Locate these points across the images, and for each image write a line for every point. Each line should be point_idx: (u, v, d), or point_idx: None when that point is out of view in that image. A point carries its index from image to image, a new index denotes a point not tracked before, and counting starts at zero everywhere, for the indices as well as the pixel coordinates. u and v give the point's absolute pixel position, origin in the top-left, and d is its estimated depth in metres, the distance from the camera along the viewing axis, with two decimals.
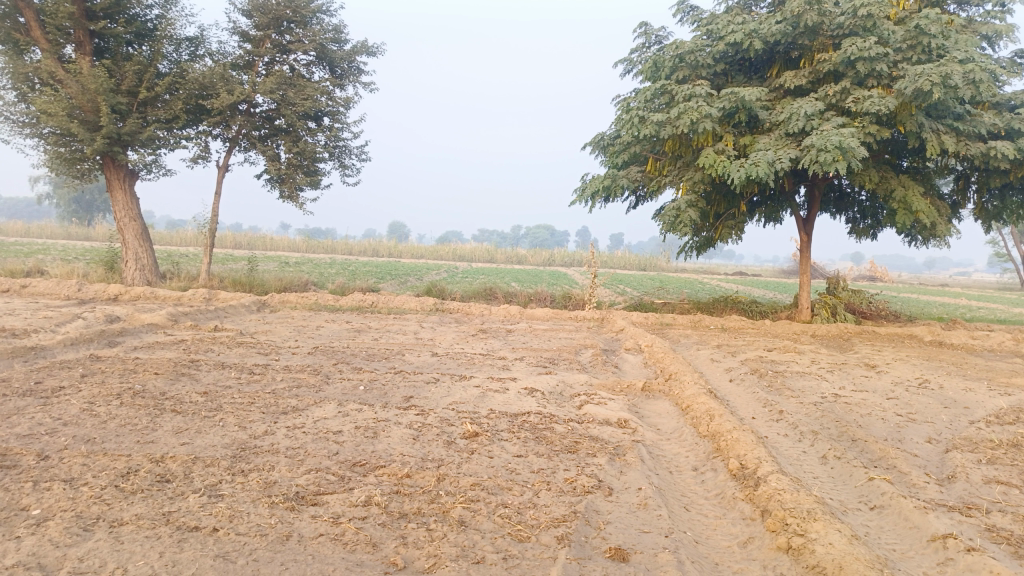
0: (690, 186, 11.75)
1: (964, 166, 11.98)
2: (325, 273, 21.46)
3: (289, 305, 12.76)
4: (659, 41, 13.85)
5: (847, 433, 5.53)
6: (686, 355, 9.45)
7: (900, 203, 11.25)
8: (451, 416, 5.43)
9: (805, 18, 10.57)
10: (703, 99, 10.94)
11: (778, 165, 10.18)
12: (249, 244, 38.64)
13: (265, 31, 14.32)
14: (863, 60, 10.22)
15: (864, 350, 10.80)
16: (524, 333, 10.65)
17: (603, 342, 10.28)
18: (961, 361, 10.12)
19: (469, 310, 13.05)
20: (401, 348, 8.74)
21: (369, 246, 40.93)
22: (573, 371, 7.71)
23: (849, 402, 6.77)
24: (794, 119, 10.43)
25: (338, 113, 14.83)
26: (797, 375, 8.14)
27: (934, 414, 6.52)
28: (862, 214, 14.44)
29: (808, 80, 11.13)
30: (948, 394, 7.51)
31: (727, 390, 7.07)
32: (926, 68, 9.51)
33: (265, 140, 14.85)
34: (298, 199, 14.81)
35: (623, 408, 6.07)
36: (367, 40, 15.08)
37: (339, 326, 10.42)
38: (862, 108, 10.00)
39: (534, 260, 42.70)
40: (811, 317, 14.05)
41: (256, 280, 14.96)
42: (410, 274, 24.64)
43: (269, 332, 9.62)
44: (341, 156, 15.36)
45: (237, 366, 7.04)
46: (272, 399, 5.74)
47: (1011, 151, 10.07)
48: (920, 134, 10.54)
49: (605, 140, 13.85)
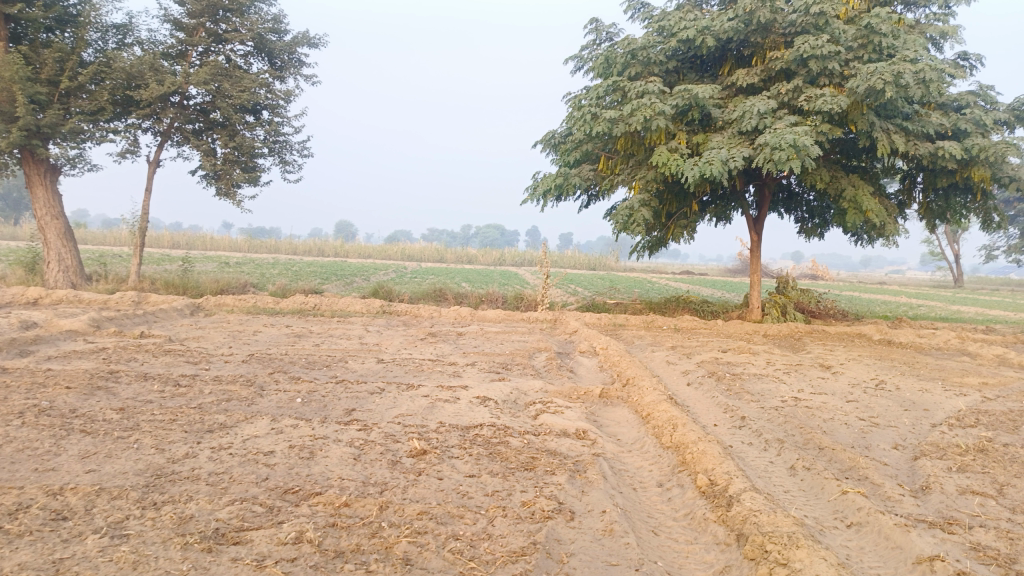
0: (643, 185, 11.52)
1: (911, 166, 12.06)
2: (266, 274, 20.63)
3: (226, 308, 12.08)
4: (610, 38, 13.64)
5: (814, 440, 5.30)
6: (642, 357, 9.19)
7: (851, 203, 11.22)
8: (397, 431, 4.99)
9: (758, 14, 10.43)
10: (657, 96, 10.71)
11: (732, 164, 10.01)
12: (189, 244, 37.26)
13: (200, 19, 13.57)
14: (816, 58, 10.12)
15: (816, 350, 10.73)
16: (475, 336, 10.24)
17: (556, 344, 9.94)
18: (912, 360, 10.12)
19: (417, 312, 12.58)
20: (344, 354, 8.23)
21: (314, 246, 39.95)
22: (527, 377, 7.33)
23: (810, 406, 6.56)
24: (747, 117, 10.28)
25: (278, 106, 14.17)
26: (754, 378, 7.94)
27: (896, 417, 6.36)
28: (810, 213, 14.47)
29: (760, 78, 11.00)
30: (905, 396, 7.38)
31: (686, 395, 6.80)
32: (879, 66, 9.44)
33: (200, 134, 14.11)
34: (236, 197, 14.10)
35: (581, 417, 5.72)
36: (308, 31, 14.45)
37: (278, 331, 9.83)
38: (815, 107, 9.90)
39: (484, 259, 42.35)
40: (762, 316, 14.00)
41: (190, 281, 14.18)
42: (356, 274, 23.95)
43: (202, 339, 8.98)
44: (281, 152, 14.70)
45: (161, 378, 6.44)
46: (197, 415, 5.21)
47: (958, 150, 10.11)
48: (871, 133, 10.51)
49: (556, 138, 13.54)
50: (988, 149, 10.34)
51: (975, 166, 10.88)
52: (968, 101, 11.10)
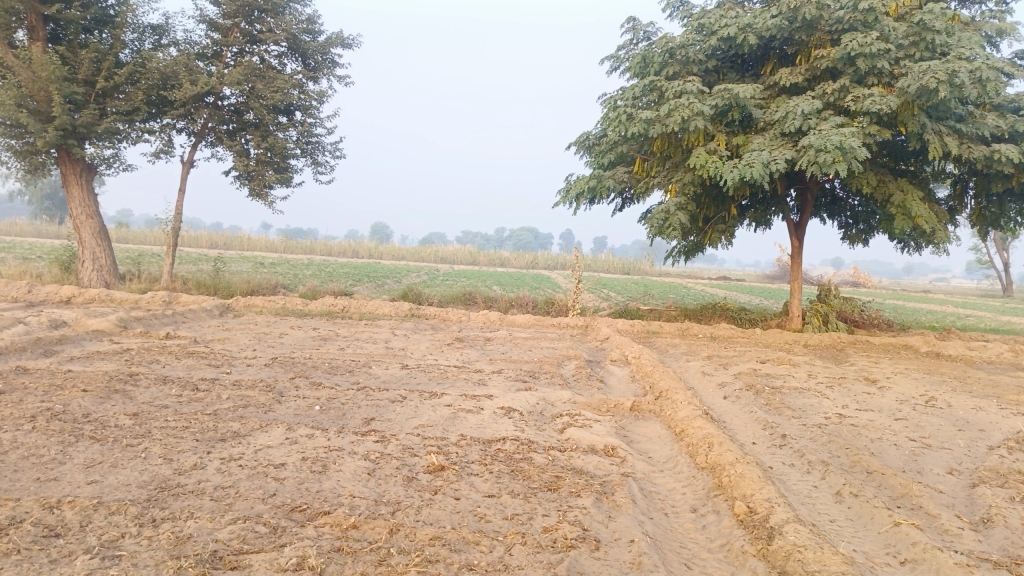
0: (680, 188, 11.16)
1: (963, 171, 11.52)
2: (299, 275, 20.68)
3: (255, 310, 12.04)
4: (648, 37, 13.31)
5: (862, 463, 4.94)
6: (676, 367, 8.84)
7: (899, 208, 10.73)
8: (415, 444, 4.75)
9: (802, 11, 10.03)
10: (695, 96, 10.35)
11: (773, 166, 9.63)
12: (226, 244, 37.69)
13: (234, 20, 13.57)
14: (864, 56, 9.68)
15: (860, 362, 10.25)
16: (503, 341, 10.00)
17: (587, 352, 9.65)
18: (964, 374, 9.59)
19: (446, 316, 12.39)
20: (368, 359, 8.03)
21: (349, 247, 40.13)
22: (555, 387, 7.04)
23: (856, 424, 6.16)
24: (790, 118, 9.88)
25: (311, 107, 14.11)
26: (795, 392, 7.54)
27: (949, 438, 5.94)
28: (854, 219, 13.95)
29: (804, 78, 10.58)
30: (958, 414, 6.93)
31: (722, 410, 6.46)
32: (931, 64, 8.97)
33: (233, 135, 14.11)
34: (268, 197, 14.07)
35: (610, 432, 5.42)
36: (342, 32, 14.37)
37: (304, 334, 9.69)
38: (863, 107, 9.46)
39: (518, 262, 42.12)
40: (803, 325, 13.53)
41: (222, 282, 14.19)
42: (388, 276, 23.88)
43: (228, 341, 8.88)
44: (313, 153, 14.64)
45: (180, 382, 6.31)
46: (211, 422, 5.04)
47: (1016, 154, 9.57)
48: (922, 135, 10.01)
49: (590, 139, 13.24)
50: None
51: None
52: None
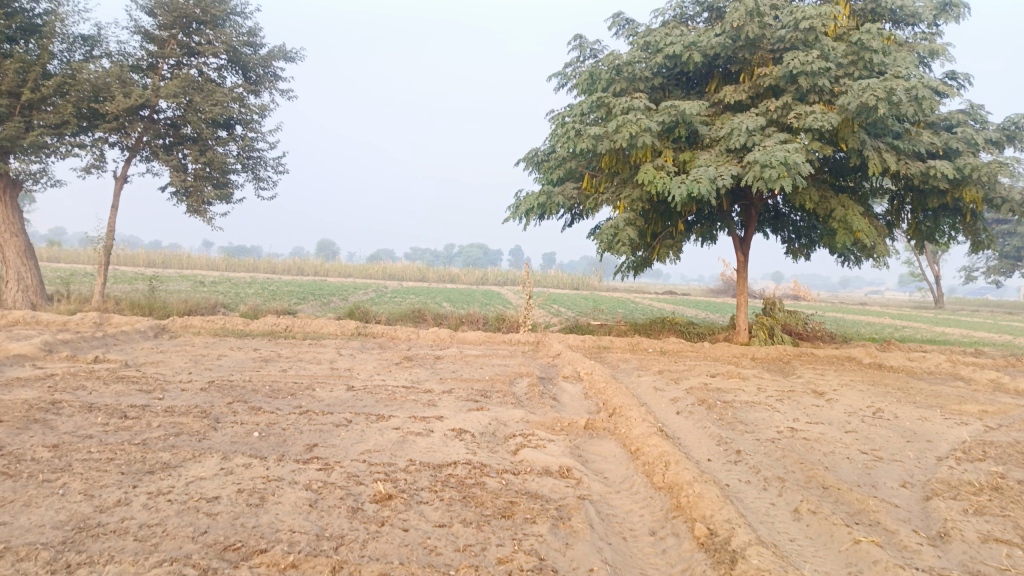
0: (628, 204, 11.16)
1: (900, 186, 11.83)
2: (241, 294, 20.05)
3: (192, 330, 11.54)
4: (594, 54, 13.38)
5: (817, 477, 4.90)
6: (628, 383, 8.76)
7: (840, 223, 10.94)
8: (361, 471, 4.50)
9: (745, 30, 10.17)
10: (642, 112, 10.38)
11: (720, 182, 9.69)
12: (165, 262, 36.47)
13: (171, 31, 13.12)
14: (805, 74, 9.86)
15: (807, 374, 10.36)
16: (453, 360, 9.76)
17: (538, 369, 9.50)
18: (906, 385, 9.76)
19: (394, 334, 12.10)
20: (312, 381, 7.71)
21: (294, 265, 39.30)
22: (507, 407, 6.85)
23: (809, 438, 6.14)
24: (735, 134, 9.98)
25: (252, 121, 13.71)
26: (746, 406, 7.53)
27: (898, 450, 5.97)
28: (797, 233, 14.21)
29: (748, 95, 10.72)
30: (905, 426, 6.99)
31: (677, 426, 6.37)
32: (870, 83, 9.18)
33: (170, 149, 13.60)
34: (206, 214, 13.58)
35: (564, 453, 5.26)
36: (284, 45, 14.05)
37: (245, 355, 9.29)
38: (805, 124, 9.61)
39: (467, 279, 41.91)
40: (749, 338, 13.68)
41: (158, 302, 13.60)
42: (334, 294, 23.40)
43: (162, 364, 8.43)
44: (255, 168, 14.22)
45: (107, 409, 5.91)
46: (139, 453, 4.70)
47: (951, 170, 9.85)
48: (862, 152, 10.23)
49: (538, 155, 13.20)
50: (980, 169, 10.09)
51: (966, 186, 10.63)
52: (959, 120, 10.87)
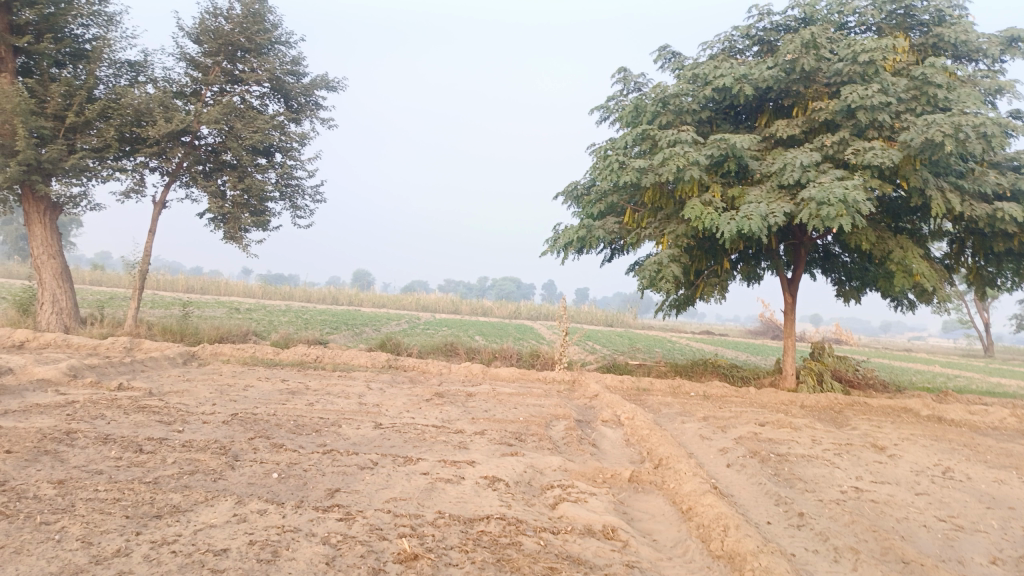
0: (672, 240, 10.73)
1: (961, 229, 11.23)
2: (274, 322, 19.90)
3: (221, 358, 11.31)
4: (639, 88, 13.10)
5: (896, 550, 4.36)
6: (672, 429, 8.24)
7: (898, 265, 10.37)
8: (385, 523, 4.09)
9: (801, 62, 9.77)
10: (689, 145, 10.00)
11: (772, 219, 9.22)
12: (203, 288, 36.79)
13: (215, 58, 13.16)
14: (864, 109, 9.41)
15: (863, 426, 9.68)
16: (486, 398, 9.33)
17: (575, 411, 9.02)
18: (972, 441, 9.06)
19: (425, 368, 11.72)
20: (338, 417, 7.33)
21: (329, 294, 39.39)
22: (543, 453, 6.39)
23: (878, 501, 5.57)
24: (788, 169, 9.53)
25: (292, 149, 13.63)
26: (803, 460, 6.95)
27: (980, 517, 5.36)
28: (848, 275, 13.59)
29: (801, 130, 10.28)
30: (982, 489, 6.35)
31: (729, 482, 5.85)
32: (935, 118, 8.68)
33: (209, 176, 13.56)
34: (242, 240, 13.48)
35: (608, 509, 4.80)
36: (326, 74, 14.04)
37: (272, 386, 8.97)
38: (864, 161, 9.13)
39: (500, 312, 41.60)
40: (797, 384, 13.02)
41: (189, 328, 13.47)
42: (367, 325, 23.21)
43: (187, 393, 8.14)
44: (292, 196, 14.11)
45: (123, 441, 5.60)
46: (148, 494, 4.35)
47: (1020, 212, 9.26)
48: (924, 191, 9.68)
49: (579, 189, 12.88)
50: None
51: None
52: None
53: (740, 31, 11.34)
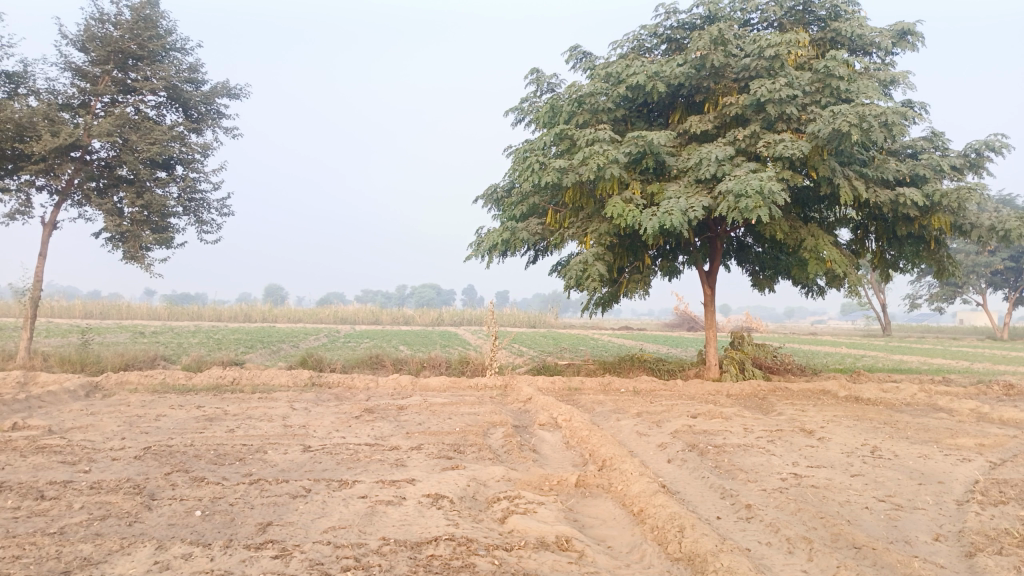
0: (596, 238, 10.72)
1: (865, 215, 11.72)
2: (184, 344, 18.88)
3: (129, 387, 10.56)
4: (552, 89, 13.09)
5: (846, 536, 4.39)
6: (609, 428, 8.18)
7: (811, 253, 10.70)
8: (326, 556, 3.80)
9: (710, 58, 9.94)
10: (607, 143, 10.01)
11: (692, 214, 9.33)
12: (103, 313, 34.72)
13: (104, 67, 12.30)
14: (773, 102, 9.65)
15: (788, 411, 9.91)
16: (418, 410, 9.03)
17: (511, 416, 8.85)
18: (891, 419, 9.42)
19: (351, 384, 11.29)
20: (263, 443, 6.88)
21: (242, 311, 37.91)
22: (484, 464, 6.18)
23: (818, 486, 5.64)
24: (704, 163, 9.66)
25: (194, 161, 12.91)
26: (740, 450, 7.00)
27: (914, 494, 5.50)
28: (762, 265, 13.99)
29: (714, 125, 10.46)
30: (910, 465, 6.56)
31: (673, 478, 5.81)
32: (840, 109, 8.97)
33: (104, 193, 12.67)
34: (145, 260, 12.66)
35: (559, 518, 4.64)
36: (228, 81, 13.37)
37: (187, 414, 8.39)
38: (776, 153, 9.36)
39: (422, 320, 41.11)
40: (721, 374, 13.29)
41: (90, 356, 12.54)
42: (284, 341, 22.40)
43: (92, 429, 7.48)
44: (197, 211, 13.36)
45: (20, 489, 5.04)
46: (54, 547, 3.89)
47: (921, 197, 9.71)
48: (832, 180, 10.03)
49: (498, 192, 12.75)
50: (950, 194, 9.97)
51: (935, 212, 10.51)
52: (923, 147, 10.82)
53: (649, 30, 11.46)
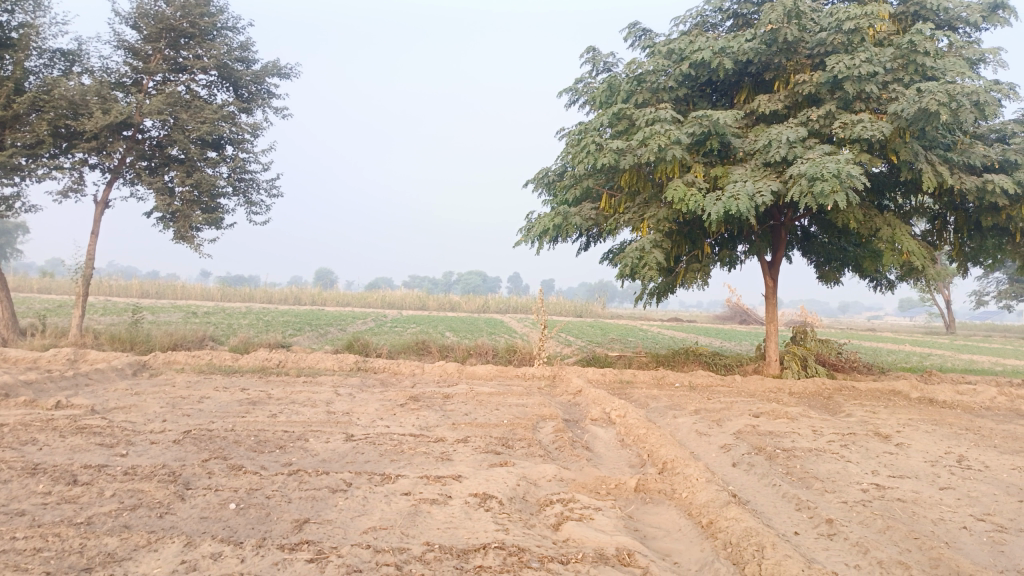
0: (654, 224, 10.20)
1: (946, 204, 10.91)
2: (233, 326, 18.96)
3: (175, 368, 10.48)
4: (609, 68, 12.56)
5: (947, 563, 3.86)
6: (666, 426, 7.70)
7: (886, 243, 10.00)
8: (366, 563, 3.46)
9: (783, 33, 9.30)
10: (669, 123, 9.47)
11: (759, 199, 8.74)
12: (159, 292, 35.50)
13: (156, 45, 12.20)
14: (851, 80, 8.98)
15: (857, 413, 9.27)
16: (464, 400, 8.68)
17: (561, 410, 8.43)
18: (973, 424, 8.71)
19: (397, 370, 11.03)
20: (305, 430, 6.61)
21: (291, 294, 38.31)
22: (535, 461, 5.79)
23: (906, 500, 5.10)
24: (774, 146, 9.06)
25: (244, 140, 12.78)
26: (811, 455, 6.46)
27: (1015, 513, 4.90)
28: (828, 256, 13.25)
29: (784, 105, 9.81)
30: (1004, 478, 5.94)
31: (741, 485, 5.33)
32: (928, 87, 8.28)
33: (155, 171, 12.63)
34: (194, 240, 12.60)
35: (618, 527, 4.23)
36: (278, 60, 13.21)
37: (230, 397, 8.19)
38: (853, 134, 8.70)
39: (468, 307, 40.96)
40: (781, 370, 12.64)
41: (140, 335, 12.56)
42: (331, 324, 22.38)
43: (134, 409, 7.33)
44: (246, 191, 13.25)
45: (54, 472, 4.84)
46: (77, 539, 3.63)
47: (1012, 184, 8.93)
48: (914, 165, 9.30)
49: (550, 175, 12.29)
50: None
51: None
52: (1014, 131, 9.97)
53: (714, 4, 10.84)
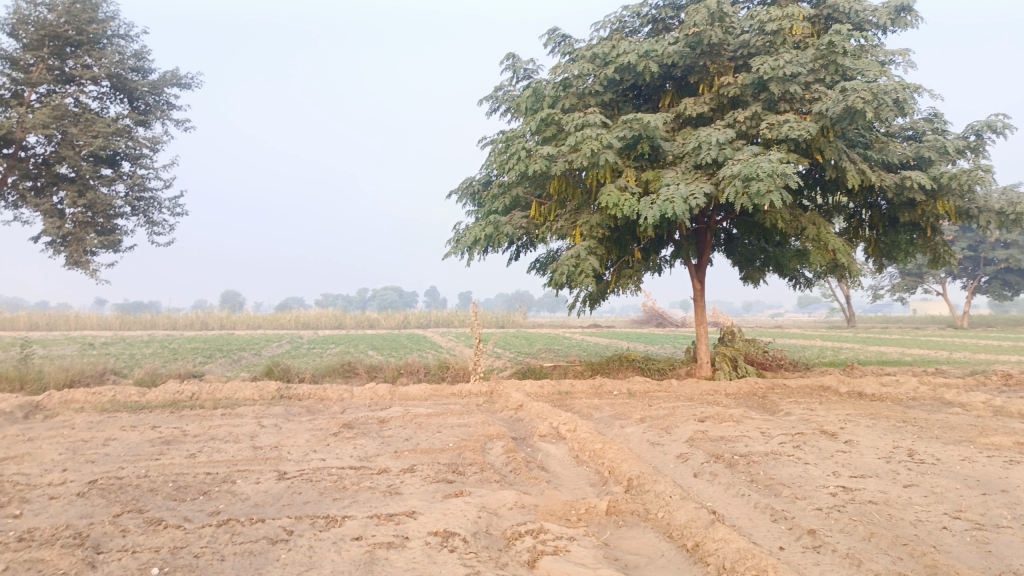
0: (587, 231, 9.96)
1: (863, 201, 11.16)
2: (136, 356, 17.59)
3: (73, 407, 9.45)
4: (529, 75, 12.33)
5: (945, 570, 3.68)
6: (616, 437, 7.41)
7: (813, 242, 10.11)
8: None
9: (707, 35, 9.28)
10: (599, 128, 9.27)
11: (694, 201, 8.64)
12: (50, 323, 33.02)
13: (38, 54, 11.12)
14: (776, 81, 9.04)
15: (797, 411, 9.29)
16: (401, 423, 8.15)
17: (506, 428, 8.01)
18: (908, 416, 8.86)
19: (323, 395, 10.35)
20: (230, 470, 5.94)
21: (198, 318, 36.37)
22: (491, 488, 5.37)
23: (878, 502, 4.96)
24: (704, 148, 8.99)
25: (142, 156, 11.82)
26: (769, 459, 6.29)
27: (985, 508, 4.83)
28: (751, 258, 13.41)
29: (710, 107, 9.80)
30: (958, 471, 5.94)
31: (712, 499, 5.06)
32: (851, 86, 8.39)
33: (41, 192, 11.50)
34: (89, 265, 11.52)
35: (598, 558, 3.87)
36: (178, 69, 12.32)
37: (141, 438, 7.37)
38: (781, 135, 8.73)
39: (386, 323, 40.07)
40: (714, 372, 12.66)
41: (30, 373, 11.34)
42: (244, 349, 21.23)
43: (28, 458, 6.44)
44: (146, 210, 12.26)
45: None
46: None
47: (930, 180, 9.17)
48: (838, 164, 9.43)
49: (475, 185, 11.92)
50: (960, 177, 9.43)
51: (941, 196, 9.98)
52: (924, 129, 10.29)
53: (633, 9, 10.77)
